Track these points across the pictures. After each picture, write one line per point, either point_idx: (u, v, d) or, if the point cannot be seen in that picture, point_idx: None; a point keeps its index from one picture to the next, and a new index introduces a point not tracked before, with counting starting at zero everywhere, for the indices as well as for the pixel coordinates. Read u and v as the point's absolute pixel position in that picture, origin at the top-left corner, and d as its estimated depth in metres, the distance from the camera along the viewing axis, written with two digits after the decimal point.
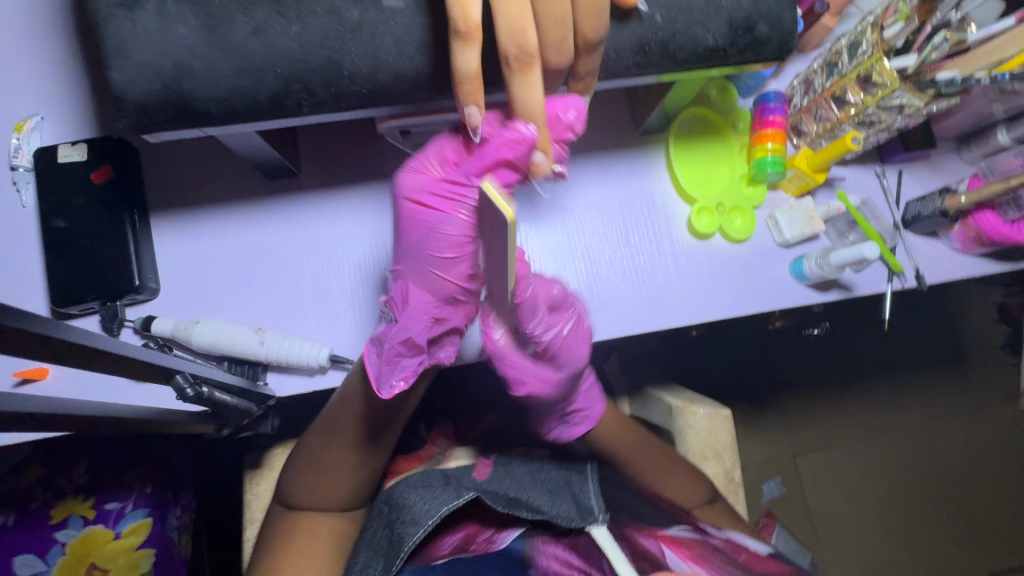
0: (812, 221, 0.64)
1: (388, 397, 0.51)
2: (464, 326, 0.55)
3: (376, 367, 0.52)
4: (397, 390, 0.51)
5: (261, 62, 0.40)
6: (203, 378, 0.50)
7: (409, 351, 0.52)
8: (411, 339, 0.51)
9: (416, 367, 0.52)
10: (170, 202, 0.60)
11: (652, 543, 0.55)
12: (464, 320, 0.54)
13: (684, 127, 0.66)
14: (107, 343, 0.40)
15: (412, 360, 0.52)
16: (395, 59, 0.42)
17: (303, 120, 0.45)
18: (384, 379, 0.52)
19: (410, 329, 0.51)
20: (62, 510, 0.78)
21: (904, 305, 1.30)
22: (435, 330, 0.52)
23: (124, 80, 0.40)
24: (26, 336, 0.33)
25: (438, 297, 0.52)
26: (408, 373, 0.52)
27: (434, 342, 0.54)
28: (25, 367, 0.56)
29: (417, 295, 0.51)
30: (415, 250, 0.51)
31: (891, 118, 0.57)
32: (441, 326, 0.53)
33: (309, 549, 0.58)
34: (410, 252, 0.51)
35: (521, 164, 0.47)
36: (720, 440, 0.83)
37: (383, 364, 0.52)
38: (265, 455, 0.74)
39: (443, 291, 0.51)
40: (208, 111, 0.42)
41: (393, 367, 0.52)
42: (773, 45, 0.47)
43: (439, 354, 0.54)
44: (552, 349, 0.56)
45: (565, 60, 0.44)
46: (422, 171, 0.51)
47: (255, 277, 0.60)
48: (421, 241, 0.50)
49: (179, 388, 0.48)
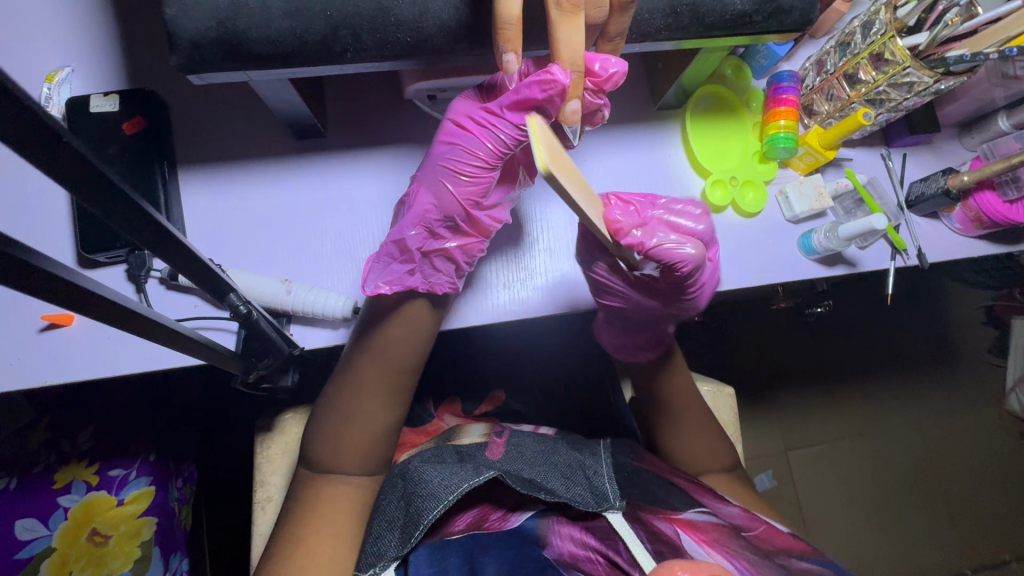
0: (821, 198, 0.67)
1: (370, 293, 0.55)
2: (459, 255, 0.57)
3: (370, 267, 0.57)
4: (378, 289, 0.55)
5: (313, 5, 0.42)
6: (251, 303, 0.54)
7: (401, 256, 0.56)
8: (403, 243, 0.55)
9: (402, 275, 0.56)
10: (198, 159, 0.61)
11: (667, 526, 0.57)
12: (459, 247, 0.57)
13: (700, 104, 0.68)
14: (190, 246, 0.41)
15: (401, 266, 0.57)
16: (441, 9, 0.43)
17: (342, 69, 0.46)
18: (371, 277, 0.56)
19: (405, 232, 0.56)
20: (64, 475, 0.77)
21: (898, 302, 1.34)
22: (428, 242, 0.56)
23: (179, 15, 0.41)
24: (131, 205, 0.33)
25: (442, 212, 0.55)
26: (393, 278, 0.56)
27: (427, 260, 0.57)
28: (56, 224, 0.58)
29: (424, 203, 0.55)
30: (434, 160, 0.55)
31: (900, 96, 0.60)
32: (435, 242, 0.56)
33: (333, 512, 0.59)
34: (431, 161, 0.55)
35: (550, 107, 0.49)
36: (724, 417, 0.85)
37: (376, 264, 0.56)
38: (276, 419, 0.75)
39: (449, 209, 0.55)
40: (258, 51, 0.43)
41: (383, 269, 0.57)
42: (796, 15, 0.50)
43: (432, 279, 0.57)
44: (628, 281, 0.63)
45: (601, 14, 0.46)
46: (470, 101, 0.55)
47: (280, 233, 0.61)
48: (441, 153, 0.54)
49: (233, 306, 0.51)
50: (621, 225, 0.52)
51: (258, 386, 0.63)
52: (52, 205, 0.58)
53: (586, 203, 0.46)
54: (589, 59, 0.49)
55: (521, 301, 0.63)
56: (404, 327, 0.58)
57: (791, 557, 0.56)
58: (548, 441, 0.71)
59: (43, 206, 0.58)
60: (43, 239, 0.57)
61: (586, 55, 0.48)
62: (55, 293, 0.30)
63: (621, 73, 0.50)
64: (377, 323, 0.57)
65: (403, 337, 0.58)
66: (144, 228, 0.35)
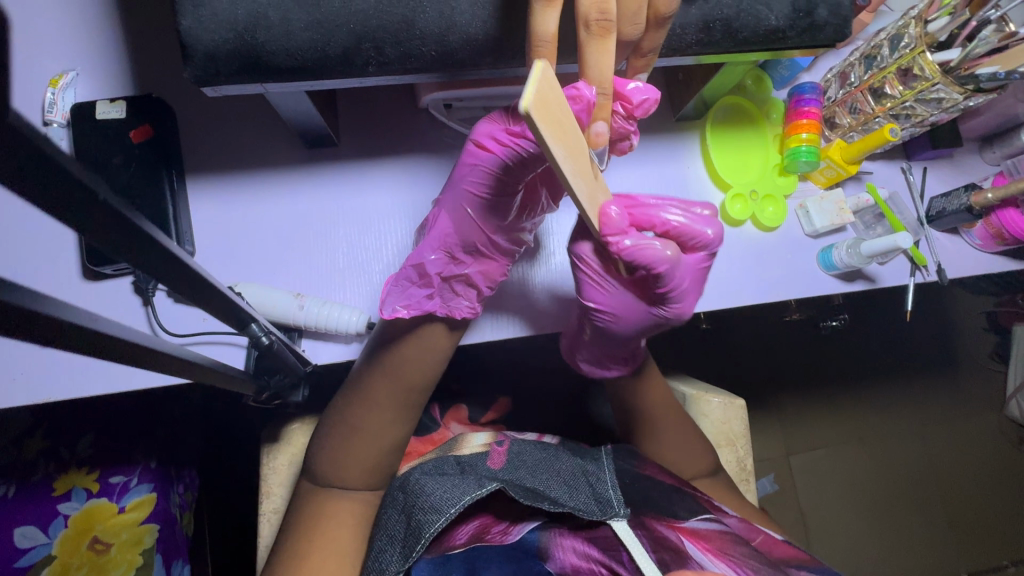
0: (842, 213, 0.66)
1: (387, 316, 0.55)
2: (479, 279, 0.56)
3: (388, 290, 0.56)
4: (396, 313, 0.55)
5: (335, 17, 0.40)
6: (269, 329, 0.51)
7: (420, 279, 0.56)
8: (422, 267, 0.55)
9: (421, 297, 0.56)
10: (207, 167, 0.59)
11: (670, 533, 0.56)
12: (479, 271, 0.55)
13: (719, 115, 0.67)
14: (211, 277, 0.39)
15: (420, 289, 0.56)
16: (469, 22, 0.41)
17: (362, 81, 0.45)
18: (391, 299, 0.56)
19: (424, 256, 0.55)
20: (64, 483, 0.75)
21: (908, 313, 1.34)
22: (449, 267, 0.55)
23: (195, 27, 0.39)
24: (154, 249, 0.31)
25: (462, 238, 0.54)
26: (411, 301, 0.55)
27: (447, 284, 0.56)
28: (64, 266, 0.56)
29: (444, 228, 0.54)
30: (457, 184, 0.52)
31: (927, 111, 0.59)
32: (456, 266, 0.55)
33: (338, 530, 0.58)
34: (451, 186, 0.53)
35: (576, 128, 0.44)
36: (734, 428, 0.83)
37: (394, 286, 0.56)
38: (282, 430, 0.73)
39: (468, 234, 0.53)
40: (276, 64, 0.41)
41: (401, 292, 0.56)
42: (830, 30, 0.48)
43: (451, 303, 0.56)
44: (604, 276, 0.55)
45: (637, 32, 0.44)
46: (495, 117, 0.50)
47: (291, 244, 0.59)
48: (462, 175, 0.51)
49: (254, 337, 0.48)
50: (609, 220, 0.47)
51: (267, 402, 0.60)
52: (58, 245, 0.56)
53: (573, 175, 0.38)
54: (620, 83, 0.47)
55: (541, 315, 0.63)
56: (419, 340, 0.56)
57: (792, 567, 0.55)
58: (552, 446, 0.70)
59: (56, 247, 0.56)
60: (49, 269, 0.55)
61: (615, 79, 0.46)
62: (82, 343, 0.28)
63: (652, 99, 0.48)
64: (393, 339, 0.56)
65: (416, 352, 0.57)
66: (167, 266, 0.34)
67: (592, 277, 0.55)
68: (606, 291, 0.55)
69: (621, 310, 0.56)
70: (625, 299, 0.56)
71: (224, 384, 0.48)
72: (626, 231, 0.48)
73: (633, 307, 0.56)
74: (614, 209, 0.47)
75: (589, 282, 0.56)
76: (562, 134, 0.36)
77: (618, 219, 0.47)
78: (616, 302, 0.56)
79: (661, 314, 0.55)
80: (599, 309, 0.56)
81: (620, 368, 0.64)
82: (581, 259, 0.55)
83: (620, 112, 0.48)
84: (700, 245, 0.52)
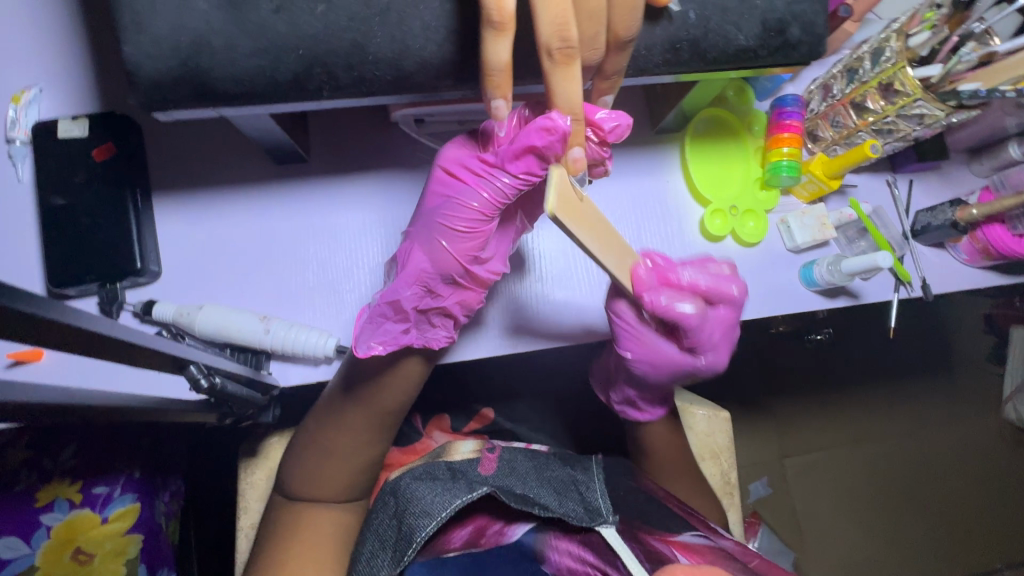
0: (824, 228, 0.64)
1: (363, 355, 0.52)
2: (457, 310, 0.55)
3: (360, 327, 0.54)
4: (373, 351, 0.53)
5: (284, 41, 0.41)
6: (215, 369, 0.48)
7: (396, 315, 0.54)
8: (399, 303, 0.53)
9: (399, 333, 0.54)
10: (174, 183, 0.58)
11: (664, 545, 0.52)
12: (457, 302, 0.55)
13: (700, 127, 0.65)
14: (127, 334, 0.37)
15: (395, 325, 0.54)
16: (422, 46, 0.43)
17: (319, 104, 0.46)
18: (363, 337, 0.53)
19: (400, 292, 0.53)
20: (48, 493, 0.69)
21: (893, 329, 1.31)
22: (425, 300, 0.54)
23: (136, 53, 0.41)
24: (32, 320, 0.29)
25: (438, 271, 0.53)
26: (387, 337, 0.54)
27: (424, 316, 0.55)
28: (22, 348, 0.54)
29: (419, 262, 0.53)
30: (428, 216, 0.52)
31: (909, 127, 0.57)
32: (433, 299, 0.54)
33: (311, 544, 0.55)
34: (422, 216, 0.53)
35: (550, 155, 0.46)
36: (719, 442, 0.80)
37: (367, 324, 0.54)
38: (261, 444, 0.70)
39: (445, 265, 0.53)
40: (225, 90, 0.43)
41: (376, 329, 0.54)
42: (802, 50, 0.48)
43: (428, 335, 0.56)
44: (638, 328, 0.56)
45: (596, 56, 0.44)
46: (463, 144, 0.52)
47: (258, 263, 0.58)
48: (435, 207, 0.52)
49: (193, 379, 0.45)
50: (640, 280, 0.52)
51: (239, 422, 0.64)
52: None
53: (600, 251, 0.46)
54: (592, 108, 0.48)
55: (525, 332, 0.61)
56: (399, 369, 0.57)
57: None
58: (542, 456, 0.67)
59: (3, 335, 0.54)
60: None
61: (585, 106, 0.47)
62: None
63: (624, 124, 0.49)
64: (370, 374, 0.56)
65: (393, 382, 0.57)
66: (50, 333, 0.31)
67: (627, 330, 0.57)
68: (643, 345, 0.57)
69: (656, 360, 0.58)
70: (661, 352, 0.57)
71: (165, 415, 0.48)
72: (657, 288, 0.52)
73: (669, 358, 0.57)
74: (643, 269, 0.52)
75: (625, 334, 0.57)
76: (576, 204, 0.43)
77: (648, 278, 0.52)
78: (652, 354, 0.58)
79: (693, 363, 0.58)
80: (635, 359, 0.58)
81: (662, 408, 0.71)
82: (618, 316, 0.56)
83: (593, 138, 0.49)
84: (727, 303, 0.55)
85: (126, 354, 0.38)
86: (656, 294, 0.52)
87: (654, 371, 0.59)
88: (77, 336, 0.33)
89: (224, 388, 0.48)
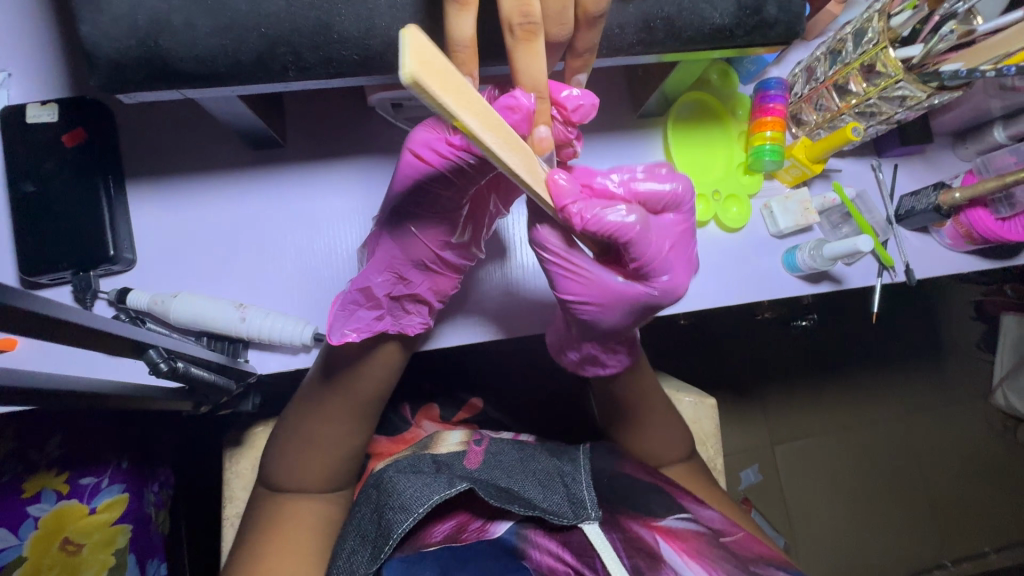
0: (807, 213, 0.64)
1: (337, 341, 0.53)
2: (430, 295, 0.56)
3: (333, 314, 0.54)
4: (347, 337, 0.53)
5: (245, 21, 0.41)
6: (177, 354, 0.48)
7: (368, 302, 0.54)
8: (370, 290, 0.54)
9: (371, 320, 0.55)
10: (146, 170, 0.57)
11: (647, 532, 0.54)
12: (431, 289, 0.55)
13: (683, 111, 0.64)
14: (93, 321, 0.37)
15: (368, 311, 0.55)
16: (389, 25, 0.42)
17: (288, 87, 0.45)
18: (337, 324, 0.54)
19: (371, 279, 0.54)
20: (34, 484, 0.68)
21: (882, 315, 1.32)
22: (397, 287, 0.54)
23: (95, 34, 0.40)
24: None
25: (409, 257, 0.53)
26: (361, 324, 0.54)
27: (398, 303, 0.56)
28: None
29: (389, 250, 0.53)
30: (398, 202, 0.52)
31: (891, 109, 0.58)
32: (405, 287, 0.55)
33: (293, 530, 0.55)
34: (389, 203, 0.52)
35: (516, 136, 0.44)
36: (705, 428, 0.80)
37: (340, 311, 0.54)
38: (246, 433, 0.70)
39: (416, 253, 0.53)
40: (188, 70, 0.42)
41: (348, 317, 0.54)
42: (780, 28, 0.47)
43: (403, 321, 0.56)
44: (572, 260, 0.52)
45: (565, 32, 0.43)
46: (432, 125, 0.49)
47: (235, 251, 0.57)
48: (405, 194, 0.51)
49: (152, 362, 0.45)
50: (559, 189, 0.45)
51: (218, 410, 0.64)
52: None
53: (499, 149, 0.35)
54: (555, 87, 0.47)
55: (510, 315, 0.61)
56: (373, 359, 0.56)
57: (768, 566, 0.54)
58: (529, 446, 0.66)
59: None
60: None
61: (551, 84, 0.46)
62: None
63: (590, 104, 0.48)
64: (347, 362, 0.56)
65: (371, 367, 0.57)
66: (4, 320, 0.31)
67: (561, 268, 0.52)
68: (583, 279, 0.52)
69: (601, 293, 0.52)
70: (606, 280, 0.52)
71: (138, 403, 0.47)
72: (580, 198, 0.46)
73: (616, 291, 0.52)
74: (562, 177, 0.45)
75: (562, 274, 0.52)
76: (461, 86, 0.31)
77: (570, 187, 0.45)
78: (596, 288, 0.52)
79: (648, 282, 0.52)
80: (580, 301, 0.53)
81: (614, 364, 0.62)
82: (545, 248, 0.52)
83: (558, 118, 0.48)
84: (670, 206, 0.51)
85: (85, 339, 0.37)
86: (575, 207, 0.46)
87: (608, 316, 0.54)
88: (35, 321, 0.32)
89: (185, 372, 0.48)
